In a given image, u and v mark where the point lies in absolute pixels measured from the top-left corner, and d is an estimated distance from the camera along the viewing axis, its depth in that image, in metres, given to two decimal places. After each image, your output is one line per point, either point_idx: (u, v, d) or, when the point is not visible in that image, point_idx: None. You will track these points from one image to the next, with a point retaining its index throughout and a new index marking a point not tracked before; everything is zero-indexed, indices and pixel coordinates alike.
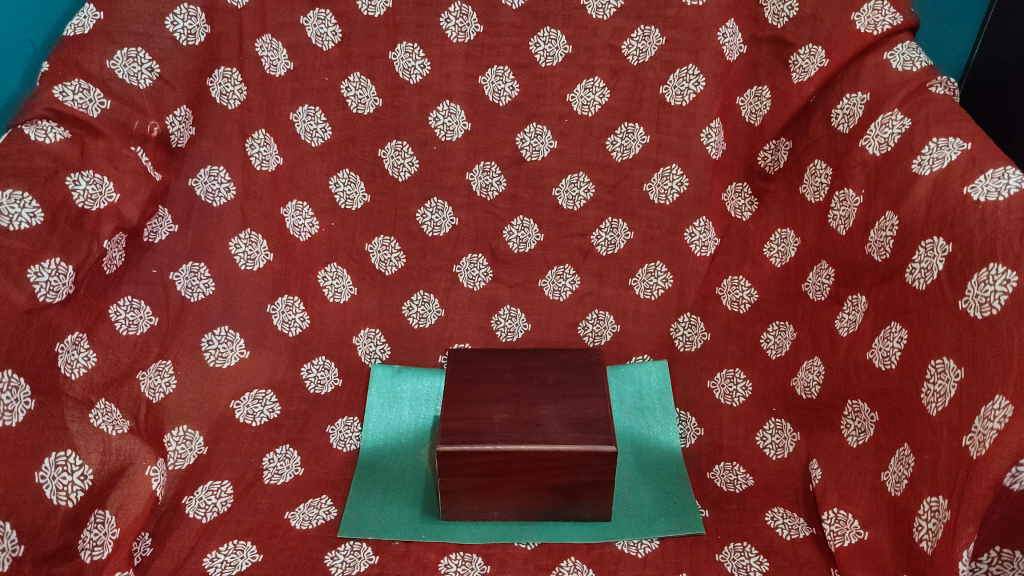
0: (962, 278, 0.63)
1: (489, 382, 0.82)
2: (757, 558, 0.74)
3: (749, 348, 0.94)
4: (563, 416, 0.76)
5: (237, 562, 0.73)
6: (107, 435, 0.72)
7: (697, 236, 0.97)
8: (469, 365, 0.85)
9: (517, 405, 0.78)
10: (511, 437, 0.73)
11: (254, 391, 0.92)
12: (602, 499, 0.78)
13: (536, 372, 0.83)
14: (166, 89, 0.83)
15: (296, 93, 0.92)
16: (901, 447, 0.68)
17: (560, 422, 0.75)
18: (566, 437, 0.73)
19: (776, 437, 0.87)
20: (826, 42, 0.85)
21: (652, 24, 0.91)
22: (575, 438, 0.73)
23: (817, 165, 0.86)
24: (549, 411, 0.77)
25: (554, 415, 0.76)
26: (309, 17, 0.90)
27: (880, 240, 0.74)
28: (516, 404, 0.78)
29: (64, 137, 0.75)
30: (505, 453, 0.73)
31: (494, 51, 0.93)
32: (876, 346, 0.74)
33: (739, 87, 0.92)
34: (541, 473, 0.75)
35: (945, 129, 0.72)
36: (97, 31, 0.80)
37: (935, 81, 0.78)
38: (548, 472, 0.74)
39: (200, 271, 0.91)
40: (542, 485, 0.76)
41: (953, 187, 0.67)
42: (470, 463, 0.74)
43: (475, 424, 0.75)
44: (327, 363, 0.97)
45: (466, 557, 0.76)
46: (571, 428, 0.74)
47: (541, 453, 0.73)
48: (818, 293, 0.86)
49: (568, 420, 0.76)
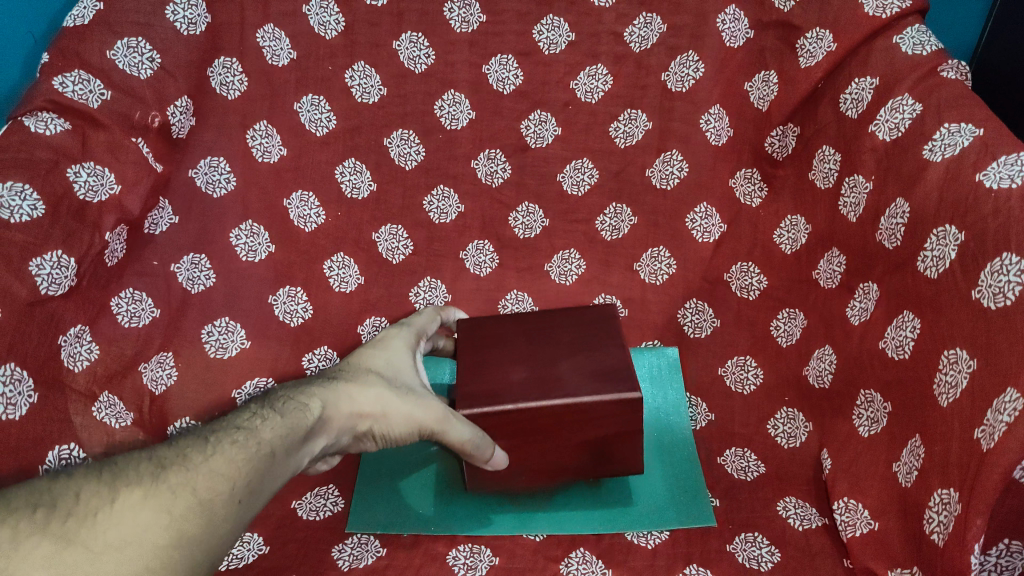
0: (975, 266, 0.62)
1: (502, 345, 0.78)
2: (768, 548, 0.73)
3: (760, 337, 0.92)
4: (582, 369, 0.72)
5: (244, 554, 0.73)
6: (111, 429, 0.75)
7: (699, 223, 0.97)
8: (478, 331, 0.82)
9: (534, 363, 0.74)
10: (531, 395, 0.70)
11: (255, 379, 0.89)
12: (631, 454, 0.75)
13: (549, 332, 0.79)
14: (167, 79, 0.82)
15: (299, 82, 0.91)
16: (912, 438, 0.67)
17: (580, 375, 0.72)
18: (587, 388, 0.70)
19: (788, 426, 0.85)
20: (833, 26, 0.82)
21: (655, 11, 0.90)
22: (598, 388, 0.69)
23: (826, 151, 0.85)
24: (566, 367, 0.73)
25: (572, 369, 0.73)
26: (312, 5, 0.89)
27: (891, 227, 0.74)
28: (533, 363, 0.75)
29: (65, 129, 0.74)
30: (528, 409, 0.69)
31: (498, 38, 0.92)
32: (889, 335, 0.73)
33: (746, 73, 0.91)
34: (567, 428, 0.71)
35: (957, 114, 0.70)
36: (97, 21, 0.78)
37: (946, 65, 0.75)
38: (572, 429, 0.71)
39: (201, 263, 0.87)
40: (568, 442, 0.72)
41: (965, 174, 0.65)
42: (492, 425, 0.70)
43: (495, 387, 0.72)
44: (328, 353, 0.94)
45: (474, 548, 0.75)
46: (593, 380, 0.71)
47: (564, 407, 0.69)
48: (829, 280, 0.84)
49: (587, 372, 0.72)
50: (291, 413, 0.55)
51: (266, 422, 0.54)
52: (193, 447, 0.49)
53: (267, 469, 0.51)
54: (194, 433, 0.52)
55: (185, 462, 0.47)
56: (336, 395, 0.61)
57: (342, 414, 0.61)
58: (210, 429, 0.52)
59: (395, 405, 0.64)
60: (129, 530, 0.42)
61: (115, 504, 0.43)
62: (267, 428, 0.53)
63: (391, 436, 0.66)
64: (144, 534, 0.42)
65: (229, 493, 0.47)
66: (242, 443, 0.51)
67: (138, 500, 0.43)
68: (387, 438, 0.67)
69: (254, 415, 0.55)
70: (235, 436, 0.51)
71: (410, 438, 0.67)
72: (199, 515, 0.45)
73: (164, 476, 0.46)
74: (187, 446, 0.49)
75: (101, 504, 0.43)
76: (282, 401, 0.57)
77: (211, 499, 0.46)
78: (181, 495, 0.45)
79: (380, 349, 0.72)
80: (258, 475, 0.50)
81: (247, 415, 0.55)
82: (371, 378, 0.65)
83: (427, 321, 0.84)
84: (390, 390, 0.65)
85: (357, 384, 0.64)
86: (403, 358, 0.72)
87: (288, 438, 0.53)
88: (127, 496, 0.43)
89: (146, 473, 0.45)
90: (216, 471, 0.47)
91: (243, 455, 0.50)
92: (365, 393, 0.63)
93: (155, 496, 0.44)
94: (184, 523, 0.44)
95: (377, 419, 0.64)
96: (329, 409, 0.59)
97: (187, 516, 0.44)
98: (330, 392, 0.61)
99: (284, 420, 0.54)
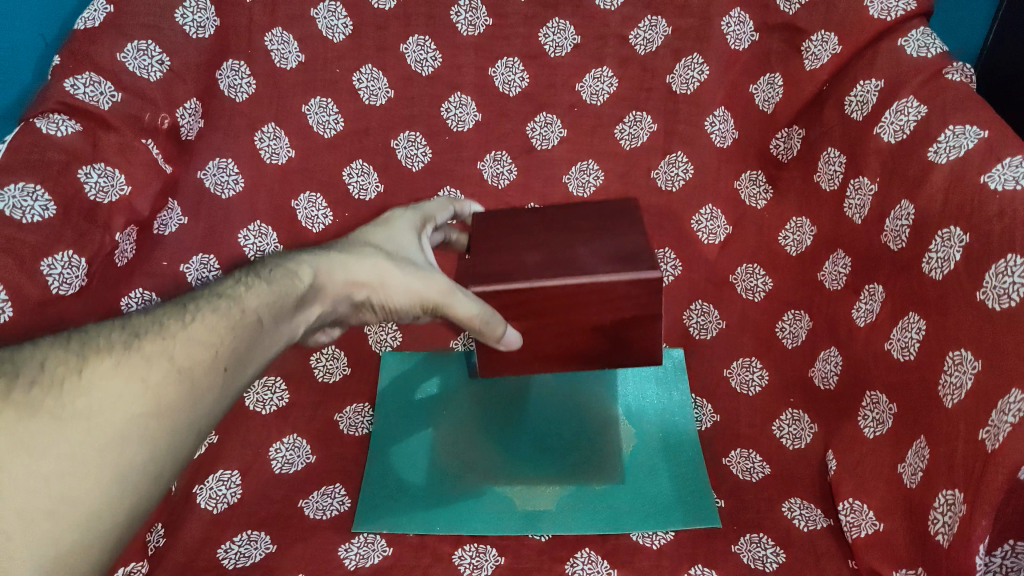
0: (980, 268, 0.62)
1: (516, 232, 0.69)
2: (773, 549, 0.74)
3: (765, 339, 0.92)
4: (601, 252, 0.64)
5: (251, 553, 0.74)
6: None
7: (705, 224, 0.98)
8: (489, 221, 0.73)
9: (549, 247, 0.66)
10: (544, 273, 0.62)
11: (264, 378, 0.91)
12: (653, 343, 0.67)
13: (567, 219, 0.70)
14: (176, 81, 0.82)
15: (307, 85, 0.92)
16: (917, 439, 0.67)
17: (598, 256, 0.64)
18: (605, 268, 0.62)
19: (794, 428, 0.85)
20: (838, 28, 0.82)
21: (660, 13, 0.90)
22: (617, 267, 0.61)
23: (831, 153, 0.85)
24: (585, 250, 0.65)
25: (591, 252, 0.64)
26: (320, 9, 0.89)
27: (896, 229, 0.74)
28: (549, 247, 0.66)
29: (75, 130, 0.74)
30: (542, 289, 0.61)
31: (505, 42, 0.93)
32: (894, 337, 0.73)
33: (751, 75, 0.91)
34: (585, 311, 0.63)
35: (963, 116, 0.70)
36: (108, 24, 0.79)
37: (952, 67, 0.74)
38: (591, 311, 0.63)
39: (209, 262, 0.89)
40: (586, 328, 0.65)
41: (970, 176, 0.65)
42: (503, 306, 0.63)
43: (505, 267, 0.64)
44: (336, 353, 0.96)
45: (481, 548, 0.76)
46: (611, 261, 0.63)
47: (581, 286, 0.61)
48: (835, 281, 0.85)
49: (606, 254, 0.64)
50: (275, 283, 0.56)
51: (249, 290, 0.55)
52: (171, 315, 0.50)
53: (251, 338, 0.52)
54: (174, 302, 0.52)
55: (158, 331, 0.48)
56: (327, 268, 0.60)
57: (334, 282, 0.60)
58: (192, 297, 0.53)
59: (394, 275, 0.62)
60: (101, 397, 0.42)
61: (87, 368, 0.43)
62: (251, 298, 0.54)
63: (393, 309, 0.63)
64: (118, 402, 0.42)
65: (208, 360, 0.48)
66: (222, 310, 0.52)
67: (109, 367, 0.44)
68: (389, 314, 0.64)
69: (239, 285, 0.55)
70: (217, 305, 0.52)
71: (413, 315, 0.64)
72: (177, 380, 0.46)
73: (140, 342, 0.46)
74: (162, 315, 0.50)
75: (68, 373, 0.43)
76: (268, 270, 0.57)
77: (187, 364, 0.47)
78: (157, 361, 0.46)
79: (380, 227, 0.69)
80: (240, 343, 0.51)
81: (231, 286, 0.55)
82: (370, 248, 0.63)
83: (438, 210, 0.78)
84: (387, 262, 0.62)
85: (353, 254, 0.62)
86: (409, 234, 0.69)
87: (272, 310, 0.54)
88: (96, 366, 0.44)
89: (116, 342, 0.46)
90: (192, 337, 0.48)
91: (223, 325, 0.51)
92: (361, 263, 0.61)
93: (127, 363, 0.44)
94: (161, 388, 0.44)
95: (375, 289, 0.62)
96: (320, 280, 0.59)
97: (164, 383, 0.45)
98: (321, 263, 0.60)
99: (268, 288, 0.55)
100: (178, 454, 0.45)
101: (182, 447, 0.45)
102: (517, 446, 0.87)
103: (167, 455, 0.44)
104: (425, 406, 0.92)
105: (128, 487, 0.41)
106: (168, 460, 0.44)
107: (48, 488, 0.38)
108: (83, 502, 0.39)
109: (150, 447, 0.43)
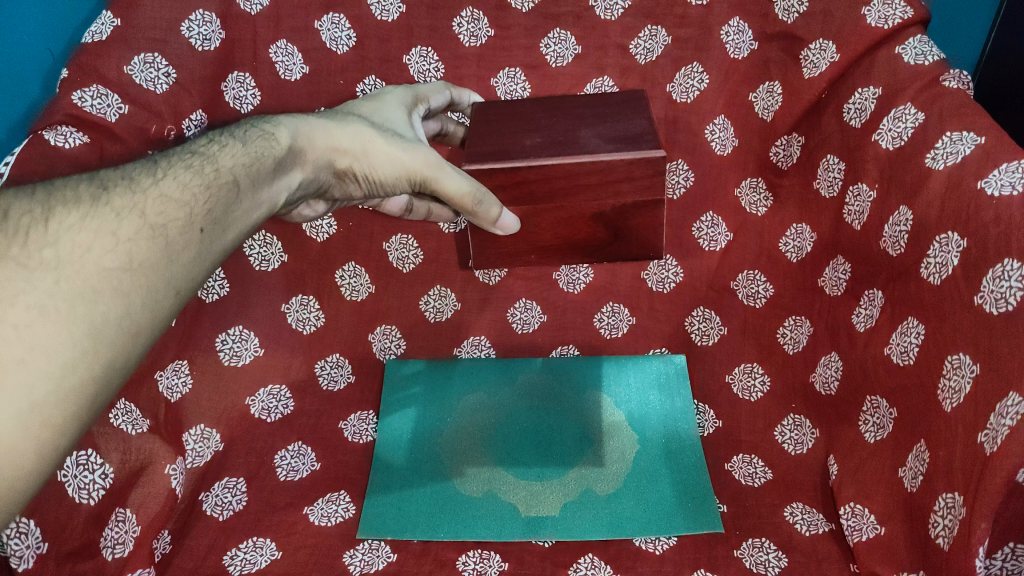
0: (977, 273, 0.63)
1: (520, 118, 0.74)
2: (775, 554, 0.74)
3: (766, 345, 0.93)
4: (603, 136, 0.69)
5: (256, 560, 0.74)
6: (127, 435, 0.74)
7: (705, 231, 0.99)
8: (493, 108, 0.78)
9: (550, 130, 0.71)
10: (545, 153, 0.67)
11: (269, 387, 0.92)
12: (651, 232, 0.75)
13: (567, 107, 0.75)
14: (182, 94, 0.83)
15: (312, 96, 0.93)
16: (917, 443, 0.68)
17: (600, 139, 0.68)
18: (605, 148, 0.67)
19: (795, 433, 0.85)
20: (836, 37, 0.83)
21: (660, 23, 0.92)
22: (617, 147, 0.66)
23: (830, 160, 0.86)
24: (587, 133, 0.69)
25: (593, 135, 0.69)
26: (324, 21, 0.91)
27: (895, 234, 0.74)
28: (550, 131, 0.71)
29: (84, 142, 0.75)
30: (543, 168, 0.66)
31: (506, 53, 0.94)
32: (894, 341, 0.73)
33: (750, 84, 0.93)
34: (584, 193, 0.69)
35: (959, 123, 0.70)
36: (115, 37, 0.80)
37: (948, 74, 0.75)
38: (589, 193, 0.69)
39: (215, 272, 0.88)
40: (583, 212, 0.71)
41: (967, 181, 0.66)
42: (502, 184, 0.68)
43: (506, 148, 0.69)
44: (341, 361, 0.96)
45: (484, 554, 0.77)
46: (612, 142, 0.67)
47: (581, 166, 0.66)
48: (835, 288, 0.85)
49: (608, 137, 0.68)
50: (252, 144, 0.59)
51: (224, 152, 0.57)
52: (142, 173, 0.53)
53: (225, 198, 0.55)
54: (149, 161, 0.55)
55: (129, 187, 0.51)
56: (308, 133, 0.62)
57: (315, 148, 0.62)
58: (164, 158, 0.56)
59: (377, 144, 0.64)
60: (69, 247, 0.45)
61: (53, 219, 0.46)
62: (225, 158, 0.57)
63: (376, 180, 0.65)
64: (87, 252, 0.45)
65: (179, 218, 0.51)
66: (196, 169, 0.55)
67: (77, 220, 0.47)
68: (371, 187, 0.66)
69: (214, 145, 0.58)
70: (190, 164, 0.55)
71: (396, 186, 0.66)
72: (147, 238, 0.49)
73: (109, 196, 0.49)
74: (136, 171, 0.53)
75: (34, 223, 0.45)
76: (246, 132, 0.60)
77: (157, 218, 0.50)
78: (126, 217, 0.48)
79: (367, 103, 0.71)
80: (214, 202, 0.54)
81: (208, 145, 0.58)
82: (353, 117, 0.65)
83: (432, 92, 0.81)
84: (368, 130, 0.64)
85: (334, 122, 0.63)
86: (397, 111, 0.71)
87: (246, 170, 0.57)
88: (63, 217, 0.46)
89: (86, 196, 0.49)
90: (162, 195, 0.51)
91: (196, 184, 0.54)
92: (343, 128, 0.63)
93: (96, 218, 0.47)
94: (131, 244, 0.48)
95: (359, 158, 0.64)
96: (299, 142, 0.61)
97: (134, 239, 0.48)
98: (301, 126, 0.62)
99: (244, 150, 0.58)
100: (152, 313, 0.48)
101: (156, 306, 0.48)
102: (519, 453, 0.88)
103: (140, 312, 0.47)
104: (426, 415, 0.92)
105: (105, 340, 0.44)
106: (142, 318, 0.47)
107: (20, 335, 0.40)
108: (61, 350, 0.42)
109: (122, 303, 0.46)
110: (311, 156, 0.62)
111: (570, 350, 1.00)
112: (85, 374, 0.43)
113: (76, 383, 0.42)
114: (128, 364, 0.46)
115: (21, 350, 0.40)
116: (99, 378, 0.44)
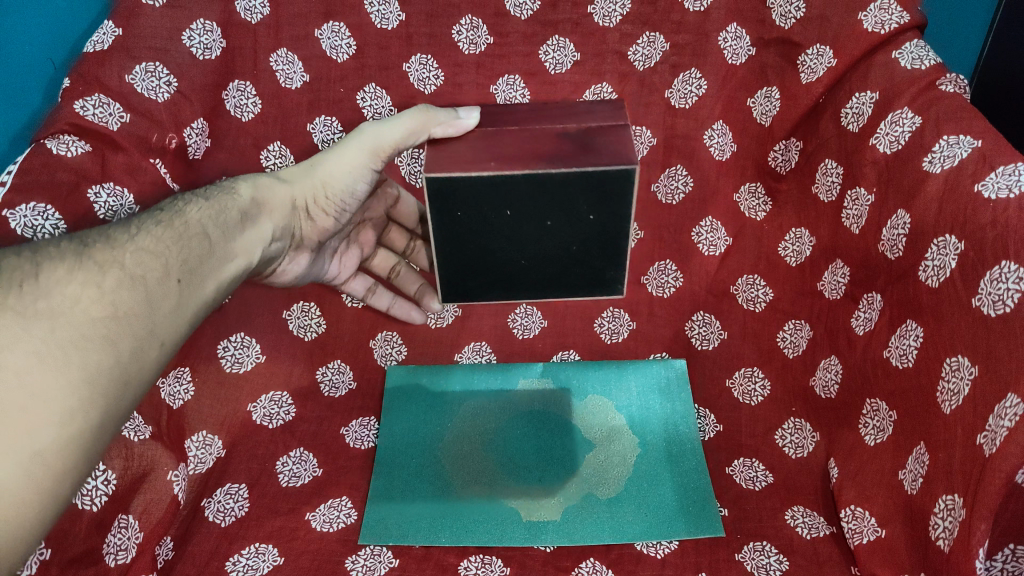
0: (975, 276, 0.63)
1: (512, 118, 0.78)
2: (777, 557, 0.74)
3: (766, 349, 0.93)
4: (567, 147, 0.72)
5: (260, 565, 0.75)
6: (130, 442, 0.75)
7: (705, 236, 1.00)
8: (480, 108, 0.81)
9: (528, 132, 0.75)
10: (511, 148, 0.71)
11: (270, 393, 0.92)
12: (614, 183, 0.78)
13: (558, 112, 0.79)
14: (184, 103, 0.84)
15: (312, 104, 0.94)
16: (917, 446, 0.68)
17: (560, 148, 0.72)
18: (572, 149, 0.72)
19: (796, 436, 0.85)
20: (834, 42, 0.84)
21: (657, 30, 0.92)
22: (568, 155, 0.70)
23: (828, 165, 0.86)
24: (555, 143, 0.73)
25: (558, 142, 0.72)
26: (323, 30, 0.91)
27: (893, 238, 0.75)
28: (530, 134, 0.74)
29: (85, 151, 0.75)
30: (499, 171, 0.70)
31: (505, 60, 0.95)
32: (893, 344, 0.74)
33: (749, 88, 0.93)
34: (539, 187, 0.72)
35: (956, 127, 0.71)
36: (117, 47, 0.80)
37: (945, 79, 0.76)
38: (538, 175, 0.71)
39: None
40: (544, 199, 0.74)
41: (964, 184, 0.67)
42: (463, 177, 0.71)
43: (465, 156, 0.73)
44: (342, 367, 0.96)
45: (485, 560, 0.77)
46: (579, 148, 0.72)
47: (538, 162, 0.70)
48: (834, 291, 0.86)
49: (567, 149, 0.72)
50: (218, 201, 0.72)
51: (194, 209, 0.69)
52: (120, 231, 0.62)
53: (197, 243, 0.65)
54: (122, 221, 0.65)
55: (108, 242, 0.60)
56: (262, 185, 0.77)
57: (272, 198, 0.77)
58: (138, 216, 0.66)
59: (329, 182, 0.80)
60: (62, 297, 0.54)
61: (44, 276, 0.54)
62: (194, 213, 0.68)
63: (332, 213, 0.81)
64: (77, 300, 0.54)
65: (156, 268, 0.60)
66: (168, 224, 0.66)
67: (64, 273, 0.55)
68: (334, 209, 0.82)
69: (180, 203, 0.69)
70: (161, 220, 0.66)
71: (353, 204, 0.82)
72: (128, 288, 0.58)
73: (92, 253, 0.58)
74: (113, 229, 0.63)
75: (27, 277, 0.54)
76: (212, 192, 0.73)
77: (135, 266, 0.59)
78: (108, 270, 0.58)
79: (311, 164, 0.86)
80: (187, 247, 0.64)
81: (175, 204, 0.69)
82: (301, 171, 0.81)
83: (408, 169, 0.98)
84: (316, 167, 0.81)
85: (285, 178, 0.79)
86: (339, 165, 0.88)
87: (215, 220, 0.69)
88: (51, 272, 0.55)
89: (70, 251, 0.58)
90: (140, 247, 0.61)
91: (169, 236, 0.64)
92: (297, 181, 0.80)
93: (82, 269, 0.56)
94: (115, 294, 0.56)
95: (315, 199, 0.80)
96: (258, 194, 0.76)
97: (117, 290, 0.57)
98: (258, 182, 0.76)
99: (210, 206, 0.70)
100: (138, 358, 0.56)
101: (142, 352, 0.56)
102: (521, 458, 0.88)
103: (128, 359, 0.55)
104: (428, 424, 0.92)
105: (99, 383, 0.52)
106: (130, 363, 0.55)
107: (22, 382, 0.49)
108: (59, 397, 0.50)
109: (110, 349, 0.54)
110: (270, 204, 0.76)
111: (570, 355, 1.00)
112: (82, 418, 0.51)
113: (75, 425, 0.50)
114: (120, 406, 0.54)
115: (23, 399, 0.48)
116: (95, 420, 0.52)
